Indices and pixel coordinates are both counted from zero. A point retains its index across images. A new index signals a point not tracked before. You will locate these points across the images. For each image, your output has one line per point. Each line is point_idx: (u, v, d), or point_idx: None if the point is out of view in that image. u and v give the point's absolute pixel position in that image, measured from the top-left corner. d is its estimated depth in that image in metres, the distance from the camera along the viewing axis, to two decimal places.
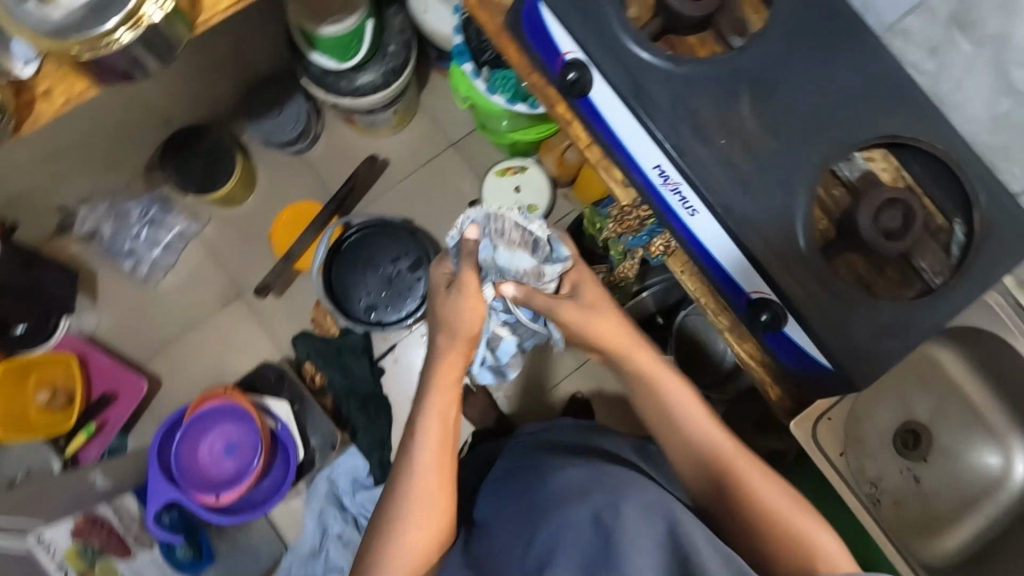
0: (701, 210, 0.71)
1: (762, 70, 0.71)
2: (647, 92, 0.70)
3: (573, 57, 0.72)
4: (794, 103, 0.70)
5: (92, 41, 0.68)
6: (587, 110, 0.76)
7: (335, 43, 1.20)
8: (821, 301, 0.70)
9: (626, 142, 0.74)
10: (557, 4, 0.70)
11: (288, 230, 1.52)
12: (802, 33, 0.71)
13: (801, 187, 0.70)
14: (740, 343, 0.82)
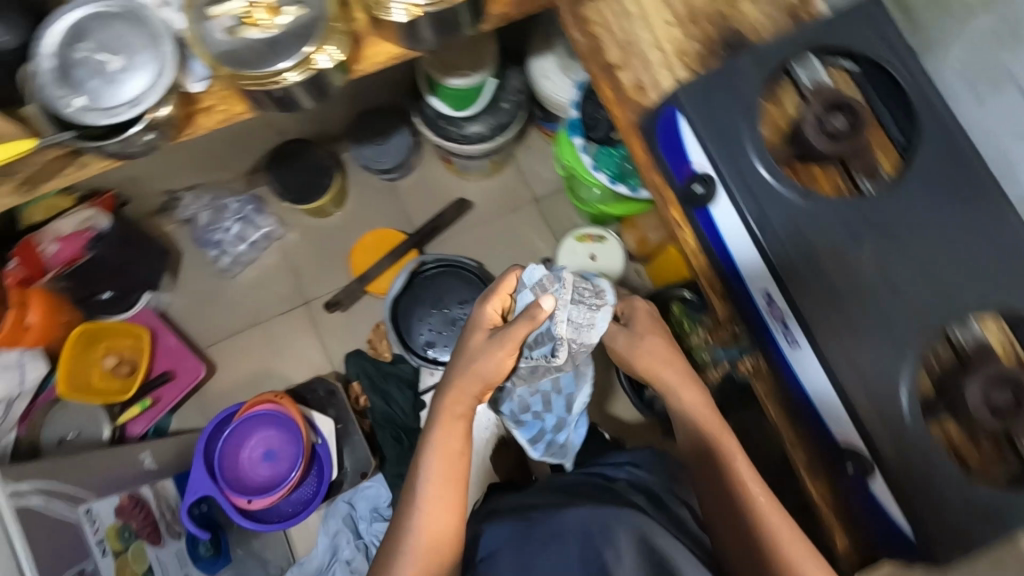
0: (802, 345, 0.71)
1: (889, 220, 0.70)
2: (770, 219, 0.71)
3: (701, 170, 0.74)
4: (919, 258, 0.69)
5: (261, 78, 0.73)
6: (703, 221, 0.77)
7: (457, 93, 1.25)
8: (912, 463, 0.67)
9: (737, 261, 0.75)
10: (696, 119, 0.73)
11: (370, 255, 1.58)
12: (937, 189, 0.71)
13: (911, 343, 0.68)
14: (814, 484, 0.78)
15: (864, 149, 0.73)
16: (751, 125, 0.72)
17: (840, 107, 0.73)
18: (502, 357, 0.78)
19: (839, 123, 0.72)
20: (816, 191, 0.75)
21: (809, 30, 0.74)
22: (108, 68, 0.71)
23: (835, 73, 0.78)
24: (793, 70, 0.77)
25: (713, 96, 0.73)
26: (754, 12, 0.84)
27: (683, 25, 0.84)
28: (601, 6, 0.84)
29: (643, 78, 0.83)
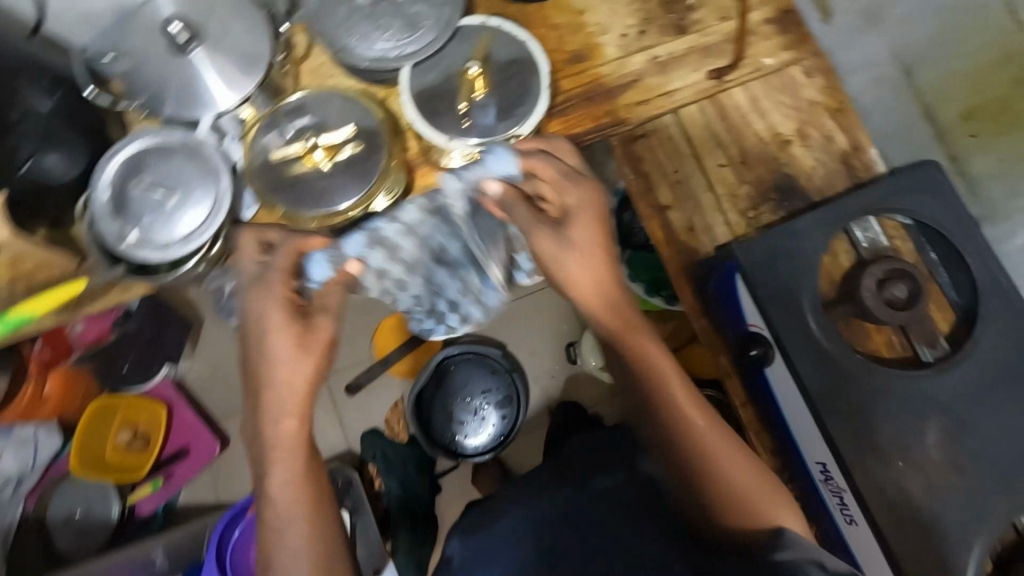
0: (860, 523, 0.68)
1: (954, 398, 0.68)
2: (831, 391, 0.69)
3: (756, 330, 0.73)
4: (984, 443, 0.67)
5: (323, 216, 0.73)
6: (757, 380, 0.76)
7: None
8: None
9: (791, 426, 0.73)
10: (754, 282, 0.72)
11: (390, 336, 1.52)
12: (1004, 369, 0.69)
13: (976, 534, 0.65)
14: None
15: (923, 320, 0.71)
16: (810, 287, 0.72)
17: (899, 275, 0.72)
18: (296, 357, 0.68)
19: (899, 291, 0.71)
20: (873, 351, 0.74)
21: (868, 192, 0.73)
22: (164, 205, 0.71)
23: (888, 225, 0.77)
24: (851, 228, 0.76)
25: (772, 259, 0.72)
26: (807, 156, 0.84)
27: (736, 166, 0.84)
28: (654, 144, 0.84)
29: (695, 219, 0.82)
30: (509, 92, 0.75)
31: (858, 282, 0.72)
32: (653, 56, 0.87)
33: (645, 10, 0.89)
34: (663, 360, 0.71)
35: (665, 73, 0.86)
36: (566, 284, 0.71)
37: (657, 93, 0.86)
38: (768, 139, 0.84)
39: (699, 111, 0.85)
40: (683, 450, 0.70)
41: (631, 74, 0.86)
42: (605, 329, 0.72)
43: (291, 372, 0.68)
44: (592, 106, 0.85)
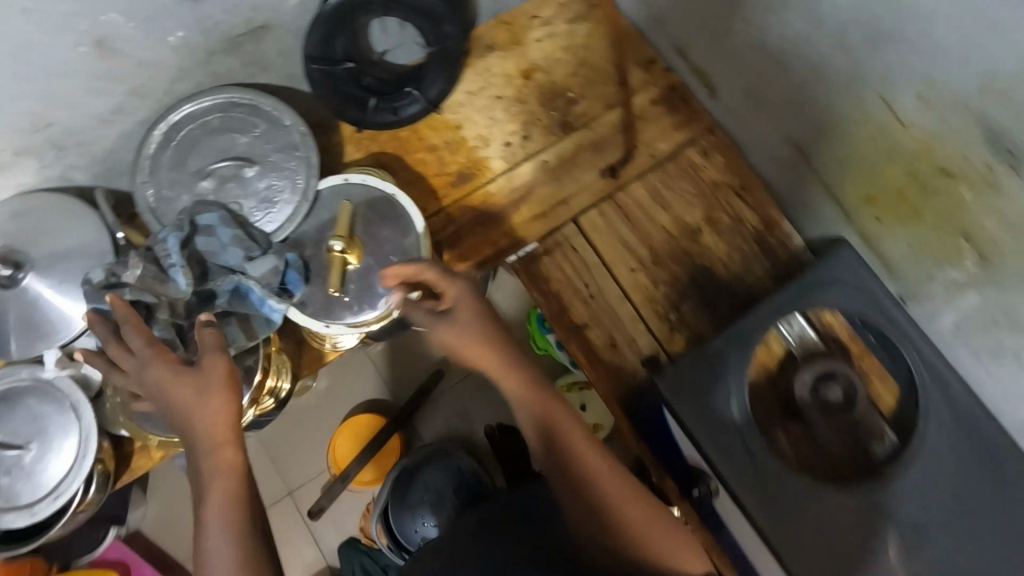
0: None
1: (915, 506, 0.63)
2: (784, 525, 0.63)
3: (697, 465, 0.69)
4: (948, 549, 0.62)
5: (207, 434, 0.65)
6: (708, 510, 0.71)
7: None
8: None
9: (752, 558, 0.69)
10: (684, 412, 0.67)
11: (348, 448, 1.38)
12: (964, 464, 0.63)
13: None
14: None
15: (868, 419, 0.67)
16: (745, 405, 0.67)
17: (831, 376, 0.68)
18: (217, 398, 0.49)
19: (834, 394, 0.67)
20: (824, 460, 0.69)
21: (785, 292, 0.70)
22: (23, 461, 0.63)
23: (820, 314, 0.72)
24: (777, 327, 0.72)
25: (698, 384, 0.68)
26: (721, 243, 0.79)
27: (648, 268, 0.78)
28: (558, 259, 0.79)
29: (614, 335, 0.77)
30: (385, 254, 0.68)
31: (794, 394, 0.69)
32: (541, 162, 0.81)
33: (526, 114, 0.83)
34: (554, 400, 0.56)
35: (558, 180, 0.81)
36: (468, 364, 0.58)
37: (552, 203, 0.80)
38: (676, 230, 0.79)
39: (599, 215, 0.80)
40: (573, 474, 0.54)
41: (522, 187, 0.81)
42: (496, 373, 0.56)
43: (217, 408, 0.49)
44: (485, 231, 0.79)
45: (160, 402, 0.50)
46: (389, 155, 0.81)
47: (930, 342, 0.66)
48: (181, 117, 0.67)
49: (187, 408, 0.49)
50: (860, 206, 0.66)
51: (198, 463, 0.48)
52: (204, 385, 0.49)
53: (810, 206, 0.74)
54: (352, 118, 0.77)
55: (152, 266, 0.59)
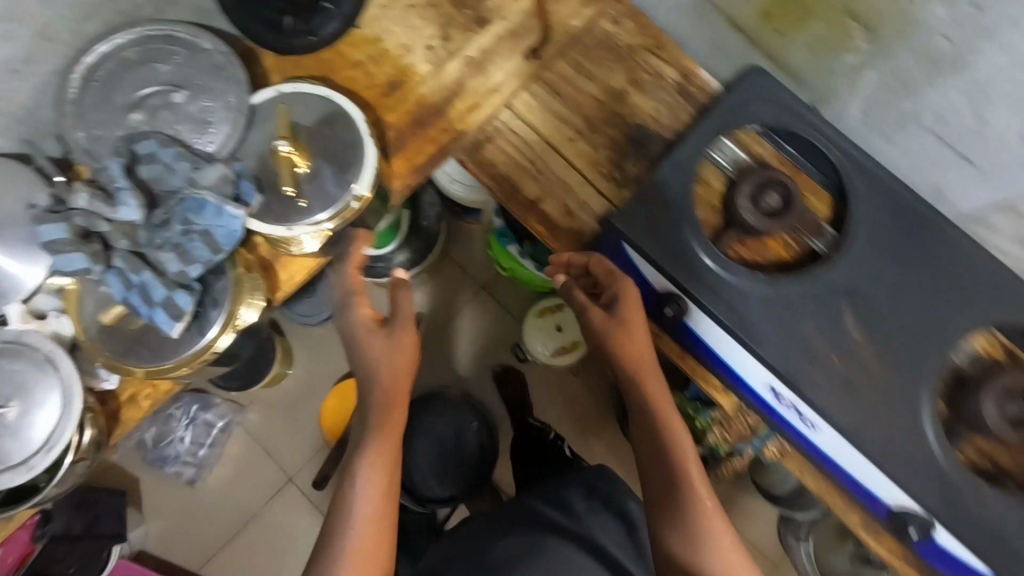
0: (827, 431, 0.69)
1: (857, 278, 0.70)
2: (749, 321, 0.69)
3: (664, 289, 0.73)
4: (891, 307, 0.69)
5: (190, 359, 0.64)
6: (682, 329, 0.75)
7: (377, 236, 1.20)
8: (967, 511, 0.66)
9: (729, 361, 0.73)
10: (643, 244, 0.72)
11: (337, 413, 1.43)
12: (889, 233, 0.71)
13: (923, 395, 0.67)
14: (880, 544, 0.75)
15: (805, 216, 0.73)
16: (695, 228, 0.72)
17: (770, 184, 0.73)
18: (395, 354, 0.75)
19: (772, 200, 0.73)
20: (768, 263, 0.75)
21: (709, 117, 0.75)
22: (5, 420, 0.62)
23: (741, 137, 0.78)
24: (710, 154, 0.78)
25: (649, 216, 0.72)
26: (647, 100, 0.84)
27: (586, 136, 0.83)
28: (500, 144, 0.83)
29: (566, 201, 0.81)
30: (330, 153, 0.69)
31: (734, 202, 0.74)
32: (465, 58, 0.84)
33: (441, 16, 0.86)
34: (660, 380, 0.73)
35: (484, 72, 0.84)
36: (611, 335, 0.72)
37: (483, 93, 0.83)
38: (604, 97, 0.84)
39: (530, 97, 0.84)
40: (653, 434, 0.71)
41: (451, 85, 0.83)
42: (620, 348, 0.71)
43: (400, 364, 0.75)
44: (425, 130, 0.82)
45: (353, 345, 0.77)
46: (315, 77, 0.82)
47: (845, 137, 0.73)
48: (97, 57, 0.67)
49: (381, 359, 0.75)
50: (759, 24, 0.72)
51: (371, 413, 0.74)
52: (391, 346, 0.75)
53: (718, 45, 0.80)
54: (265, 41, 0.78)
55: (96, 190, 0.60)
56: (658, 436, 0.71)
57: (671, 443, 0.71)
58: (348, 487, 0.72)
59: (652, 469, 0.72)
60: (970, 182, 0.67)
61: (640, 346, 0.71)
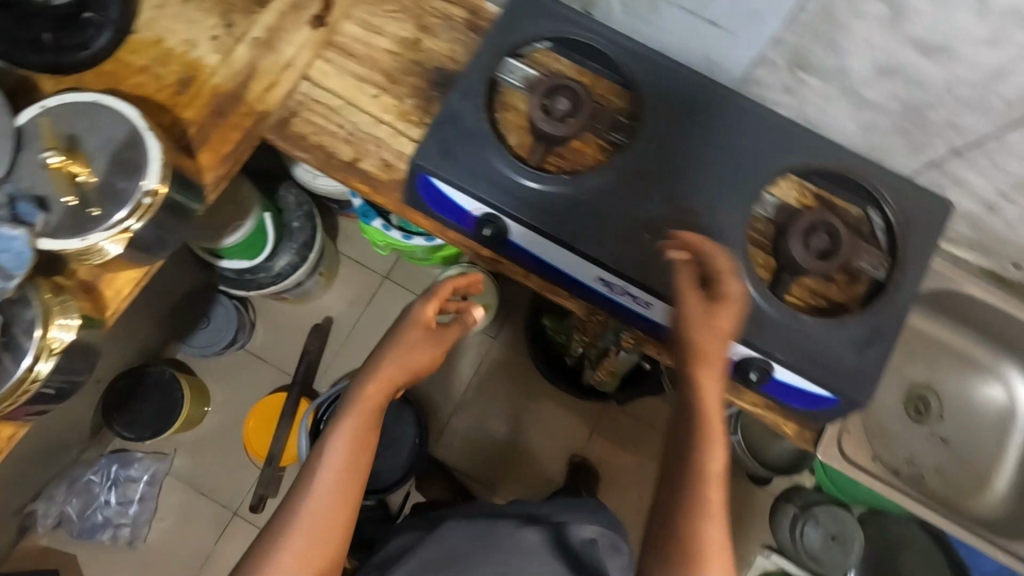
0: (658, 304, 0.73)
1: (653, 160, 0.75)
2: (564, 221, 0.73)
3: (482, 213, 0.74)
4: (689, 176, 0.75)
5: (11, 393, 0.63)
6: (512, 247, 0.79)
7: (238, 247, 1.17)
8: (798, 343, 0.71)
9: (560, 265, 0.77)
10: (448, 174, 0.72)
11: (264, 435, 1.40)
12: (677, 109, 0.76)
13: (734, 248, 0.74)
14: (741, 397, 0.80)
15: (599, 115, 0.78)
16: (497, 147, 0.73)
17: (558, 90, 0.75)
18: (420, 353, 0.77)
19: (563, 105, 0.75)
20: (586, 163, 0.77)
21: (490, 39, 0.76)
22: None
23: (536, 56, 0.81)
24: (500, 77, 0.78)
25: (451, 145, 0.73)
26: (441, 43, 0.85)
27: (389, 90, 0.84)
28: (307, 115, 0.82)
29: (384, 156, 0.82)
30: (113, 155, 0.68)
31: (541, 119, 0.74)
32: (253, 40, 0.83)
33: (219, 5, 0.85)
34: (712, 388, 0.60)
35: (275, 49, 0.84)
36: (692, 335, 0.61)
37: (278, 69, 0.83)
38: (399, 49, 0.85)
39: (329, 65, 0.84)
40: (687, 442, 0.60)
41: (244, 69, 0.83)
42: (692, 345, 0.61)
43: (415, 365, 0.77)
44: (226, 118, 0.81)
45: (382, 341, 0.78)
46: (100, 90, 0.80)
47: (619, 34, 0.77)
48: None
49: (404, 351, 0.76)
50: None
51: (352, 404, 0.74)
52: (410, 342, 0.77)
53: None
54: (38, 65, 0.78)
55: None
56: (692, 449, 0.59)
57: (705, 458, 0.59)
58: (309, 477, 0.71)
59: (683, 484, 0.59)
60: (728, 44, 0.71)
61: (712, 350, 0.60)
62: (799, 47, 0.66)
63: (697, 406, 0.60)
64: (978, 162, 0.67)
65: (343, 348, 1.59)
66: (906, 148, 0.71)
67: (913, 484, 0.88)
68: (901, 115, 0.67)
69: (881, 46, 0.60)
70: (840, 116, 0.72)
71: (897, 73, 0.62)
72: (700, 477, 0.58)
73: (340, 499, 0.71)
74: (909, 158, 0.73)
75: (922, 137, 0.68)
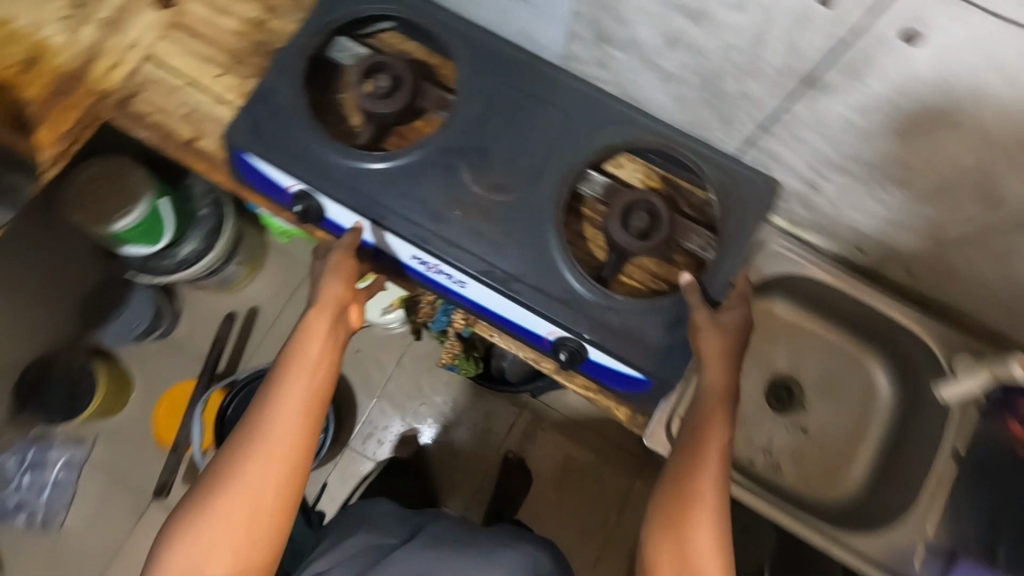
0: (469, 282, 0.71)
1: (470, 136, 0.72)
2: (372, 197, 0.71)
3: (296, 189, 0.74)
4: (505, 150, 0.72)
5: None
6: (334, 225, 0.78)
7: (134, 235, 1.16)
8: (608, 323, 0.68)
9: (379, 243, 0.75)
10: (259, 150, 0.72)
11: (169, 419, 1.48)
12: (498, 84, 0.74)
13: (547, 228, 0.70)
14: (570, 378, 0.78)
15: (421, 92, 0.75)
16: (308, 122, 0.72)
17: (380, 68, 0.73)
18: (334, 275, 0.71)
19: (383, 82, 0.72)
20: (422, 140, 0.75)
21: (313, 16, 0.75)
22: None
23: (382, 36, 0.80)
24: (330, 56, 0.77)
25: (263, 121, 0.72)
26: (287, 23, 0.85)
27: (232, 69, 0.84)
28: (148, 95, 0.83)
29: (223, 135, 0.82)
30: None
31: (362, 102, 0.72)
32: (99, 21, 0.84)
33: None
34: (717, 389, 0.66)
35: (121, 29, 0.84)
36: (718, 339, 0.66)
37: (122, 49, 0.84)
38: (244, 29, 0.85)
39: (173, 45, 0.84)
40: (694, 435, 0.65)
41: (88, 49, 0.84)
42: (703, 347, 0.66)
43: (335, 288, 0.71)
44: (67, 97, 0.82)
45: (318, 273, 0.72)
46: None
47: (446, 13, 0.76)
48: None
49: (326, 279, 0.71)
50: None
51: (298, 335, 0.67)
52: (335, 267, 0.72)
53: None
54: None
55: None
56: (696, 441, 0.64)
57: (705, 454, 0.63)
58: (263, 410, 0.64)
59: (688, 471, 0.63)
60: (539, 19, 0.70)
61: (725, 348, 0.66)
62: (594, 19, 0.65)
63: (709, 404, 0.65)
64: (783, 136, 0.65)
65: (265, 336, 1.56)
66: (722, 123, 0.69)
67: (766, 470, 0.87)
68: (702, 88, 0.64)
69: (658, 15, 0.58)
70: (657, 92, 0.70)
71: (680, 41, 0.59)
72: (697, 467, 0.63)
73: (295, 434, 0.63)
74: (729, 135, 0.70)
75: (729, 112, 0.66)
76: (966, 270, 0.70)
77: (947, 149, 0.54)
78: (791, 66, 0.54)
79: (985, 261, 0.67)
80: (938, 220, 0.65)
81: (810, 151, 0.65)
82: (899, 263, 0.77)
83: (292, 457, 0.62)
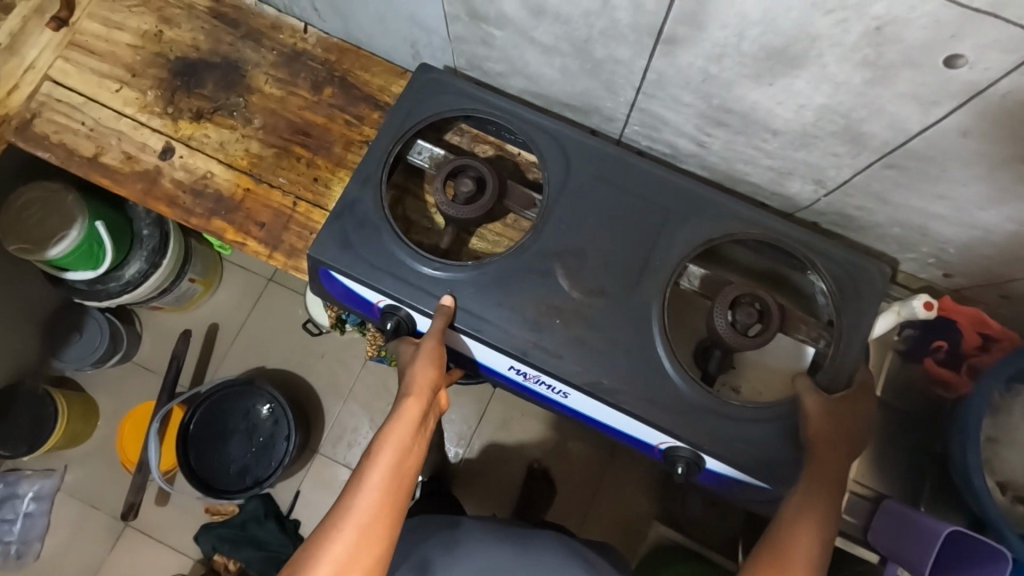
0: (573, 390, 0.71)
1: (563, 240, 0.73)
2: (472, 310, 0.71)
3: (384, 304, 0.75)
4: (596, 250, 0.72)
5: None
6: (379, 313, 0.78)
7: (70, 260, 1.16)
8: (704, 422, 0.69)
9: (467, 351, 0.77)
10: (345, 268, 0.72)
11: (134, 443, 1.47)
12: (601, 188, 0.74)
13: (652, 323, 0.71)
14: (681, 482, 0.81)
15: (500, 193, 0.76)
16: (394, 239, 0.72)
17: (462, 170, 0.73)
18: (421, 358, 0.68)
19: (466, 186, 0.72)
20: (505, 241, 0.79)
21: (393, 121, 0.76)
22: None
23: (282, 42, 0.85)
24: (409, 159, 0.77)
25: (344, 234, 0.72)
26: (183, 32, 0.86)
27: (131, 82, 0.84)
28: (49, 115, 0.83)
29: (127, 148, 0.83)
30: None
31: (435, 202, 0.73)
32: None
33: None
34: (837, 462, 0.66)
35: (17, 51, 0.84)
36: (845, 434, 0.67)
37: (21, 71, 0.84)
38: (141, 42, 0.86)
39: (71, 64, 0.85)
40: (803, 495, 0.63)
41: None
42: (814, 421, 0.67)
43: (423, 371, 0.68)
44: None
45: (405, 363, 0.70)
46: None
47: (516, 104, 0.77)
48: None
49: (411, 366, 0.68)
50: None
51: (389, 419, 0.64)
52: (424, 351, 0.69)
53: None
54: None
55: None
56: (811, 499, 0.63)
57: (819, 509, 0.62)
58: (350, 492, 0.59)
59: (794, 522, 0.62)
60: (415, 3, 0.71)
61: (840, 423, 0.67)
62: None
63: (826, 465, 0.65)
64: (660, 97, 0.66)
65: (231, 350, 1.56)
66: (605, 89, 0.69)
67: None
68: (578, 57, 0.66)
69: None
70: (540, 66, 0.71)
71: (546, 12, 0.61)
72: (816, 525, 0.61)
73: (385, 519, 0.58)
74: (615, 101, 0.71)
75: (608, 78, 0.67)
76: (861, 216, 0.71)
77: (793, 98, 0.57)
78: (643, 23, 0.55)
79: (874, 206, 0.68)
80: (819, 164, 0.65)
81: (689, 109, 0.66)
82: (806, 216, 0.77)
83: (382, 536, 0.57)
